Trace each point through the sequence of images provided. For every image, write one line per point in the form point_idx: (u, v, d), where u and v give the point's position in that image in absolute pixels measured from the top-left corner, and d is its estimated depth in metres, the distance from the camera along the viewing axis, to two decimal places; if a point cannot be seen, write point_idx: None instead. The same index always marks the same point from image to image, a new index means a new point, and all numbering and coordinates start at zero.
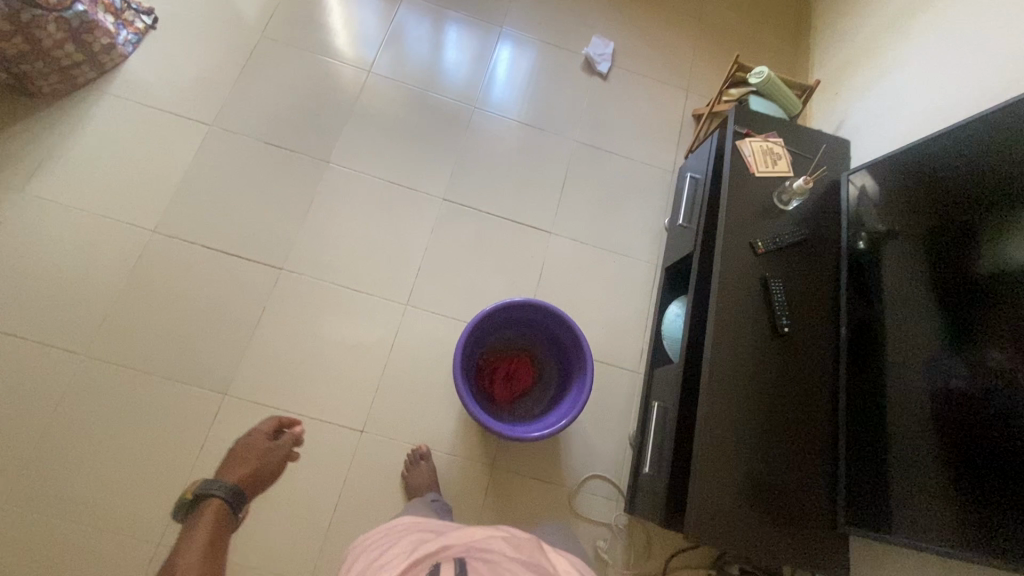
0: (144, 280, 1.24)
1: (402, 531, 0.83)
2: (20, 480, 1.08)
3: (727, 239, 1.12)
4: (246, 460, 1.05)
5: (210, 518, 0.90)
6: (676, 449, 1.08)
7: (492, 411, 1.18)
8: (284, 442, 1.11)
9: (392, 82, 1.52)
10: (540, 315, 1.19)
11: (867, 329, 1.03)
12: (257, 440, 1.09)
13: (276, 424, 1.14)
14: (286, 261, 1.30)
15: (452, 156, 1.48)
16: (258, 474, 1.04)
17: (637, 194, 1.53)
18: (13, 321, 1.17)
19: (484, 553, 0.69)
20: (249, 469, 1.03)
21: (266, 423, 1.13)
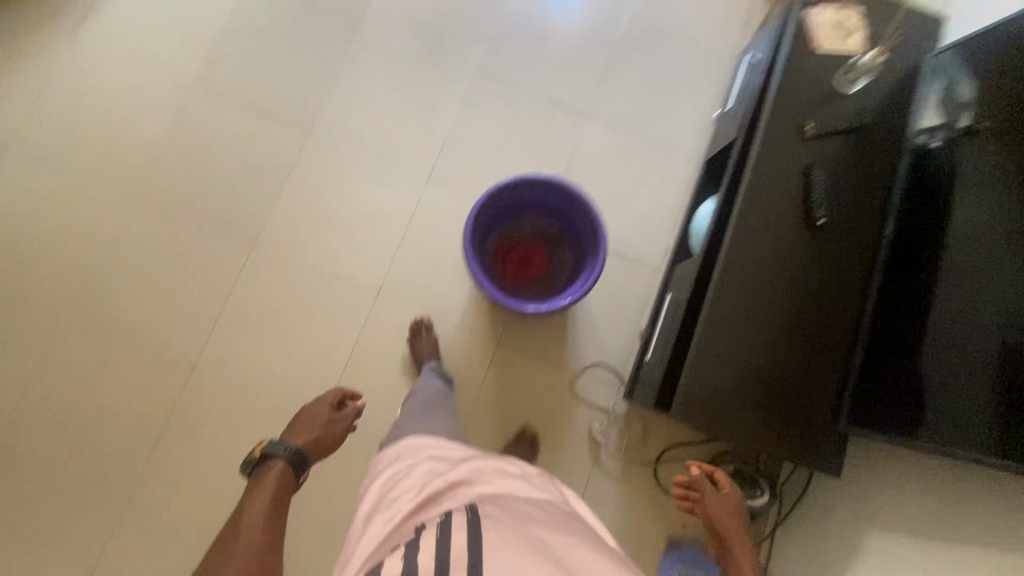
0: (183, 132, 1.30)
1: (415, 451, 0.85)
2: (83, 300, 1.23)
3: (772, 120, 1.01)
4: (309, 429, 0.95)
5: (275, 481, 0.81)
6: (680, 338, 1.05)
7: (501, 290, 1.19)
8: (348, 412, 0.99)
9: None
10: (558, 199, 1.15)
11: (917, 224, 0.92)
12: (323, 407, 0.99)
13: (340, 394, 1.02)
14: (315, 124, 1.32)
15: (489, 25, 1.39)
16: (318, 447, 0.93)
17: (686, 80, 1.40)
18: (73, 161, 1.28)
19: (501, 499, 0.70)
20: (314, 436, 0.93)
21: (330, 392, 1.02)
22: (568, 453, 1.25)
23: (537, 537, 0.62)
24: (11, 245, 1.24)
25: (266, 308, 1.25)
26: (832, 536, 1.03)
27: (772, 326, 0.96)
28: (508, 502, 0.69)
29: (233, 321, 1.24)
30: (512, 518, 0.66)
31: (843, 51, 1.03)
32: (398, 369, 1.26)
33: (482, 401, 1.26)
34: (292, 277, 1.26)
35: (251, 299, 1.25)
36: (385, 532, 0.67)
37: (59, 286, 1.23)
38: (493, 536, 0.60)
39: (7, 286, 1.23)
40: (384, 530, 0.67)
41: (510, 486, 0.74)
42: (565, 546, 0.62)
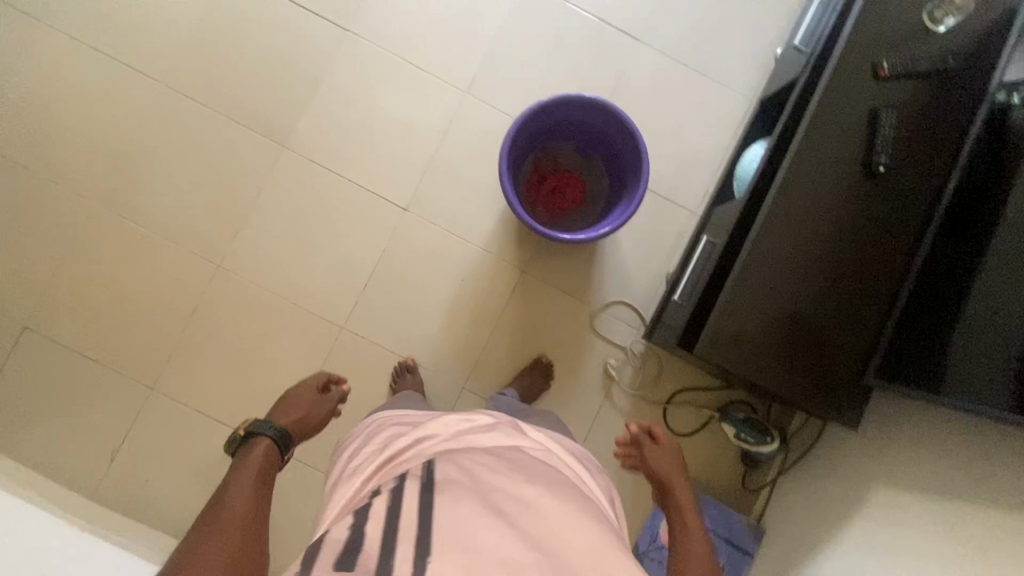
0: (217, 19, 1.24)
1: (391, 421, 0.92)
2: (113, 186, 1.23)
3: (846, 54, 0.93)
4: (294, 410, 0.97)
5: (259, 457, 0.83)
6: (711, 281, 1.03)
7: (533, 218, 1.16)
8: (332, 395, 1.02)
9: None
10: (599, 122, 1.10)
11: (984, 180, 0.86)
12: (307, 389, 1.01)
13: (326, 378, 1.05)
14: (353, 23, 1.25)
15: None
16: (302, 428, 0.96)
17: (751, 10, 1.29)
18: (102, 41, 1.23)
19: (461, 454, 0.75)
20: (298, 416, 0.96)
21: (315, 376, 1.05)
22: (581, 386, 1.26)
23: (492, 493, 0.67)
24: (42, 125, 1.22)
25: (292, 213, 1.23)
26: (833, 485, 1.06)
27: (809, 272, 0.93)
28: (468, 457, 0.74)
29: (259, 222, 1.23)
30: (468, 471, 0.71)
31: None
32: (419, 287, 1.25)
33: (500, 328, 1.26)
34: (320, 184, 1.24)
35: (278, 203, 1.23)
36: (349, 491, 0.74)
37: (88, 172, 1.23)
38: (447, 496, 0.64)
39: (38, 167, 1.22)
40: (348, 489, 0.74)
41: (473, 442, 0.79)
42: (520, 504, 0.66)
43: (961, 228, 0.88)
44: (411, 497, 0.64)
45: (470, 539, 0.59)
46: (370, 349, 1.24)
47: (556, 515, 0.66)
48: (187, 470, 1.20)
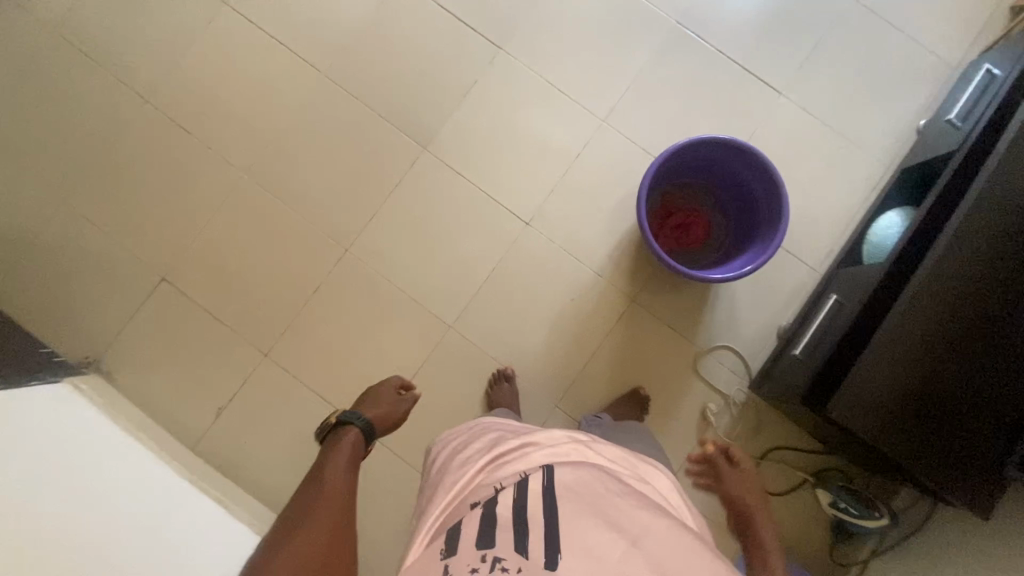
0: (383, 22, 1.33)
1: (491, 425, 0.90)
2: (262, 161, 1.31)
3: (1020, 135, 0.92)
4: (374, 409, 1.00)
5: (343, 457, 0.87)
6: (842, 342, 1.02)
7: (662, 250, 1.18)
8: (408, 397, 1.05)
9: None
10: (738, 167, 1.12)
11: None
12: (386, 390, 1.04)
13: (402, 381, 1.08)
14: (507, 43, 1.32)
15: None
16: (384, 424, 1.00)
17: (897, 80, 1.30)
18: (277, 28, 1.33)
19: (571, 465, 0.73)
20: (382, 411, 1.00)
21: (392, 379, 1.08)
22: (674, 425, 1.25)
23: (611, 510, 0.66)
24: (210, 96, 1.32)
25: (422, 211, 1.29)
26: (943, 573, 1.02)
27: (954, 346, 0.90)
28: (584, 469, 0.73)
29: (389, 215, 1.29)
30: (584, 486, 0.69)
31: None
32: (529, 300, 1.28)
33: (602, 352, 1.27)
34: (452, 187, 1.30)
35: (409, 199, 1.29)
36: (461, 482, 0.75)
37: (242, 145, 1.31)
38: (569, 507, 0.65)
39: (199, 133, 1.32)
40: (455, 490, 0.74)
41: (587, 451, 0.77)
42: (637, 521, 0.66)
43: None
44: (535, 502, 0.66)
45: (590, 547, 0.61)
46: (474, 353, 1.27)
47: (673, 543, 0.65)
48: (283, 439, 1.25)
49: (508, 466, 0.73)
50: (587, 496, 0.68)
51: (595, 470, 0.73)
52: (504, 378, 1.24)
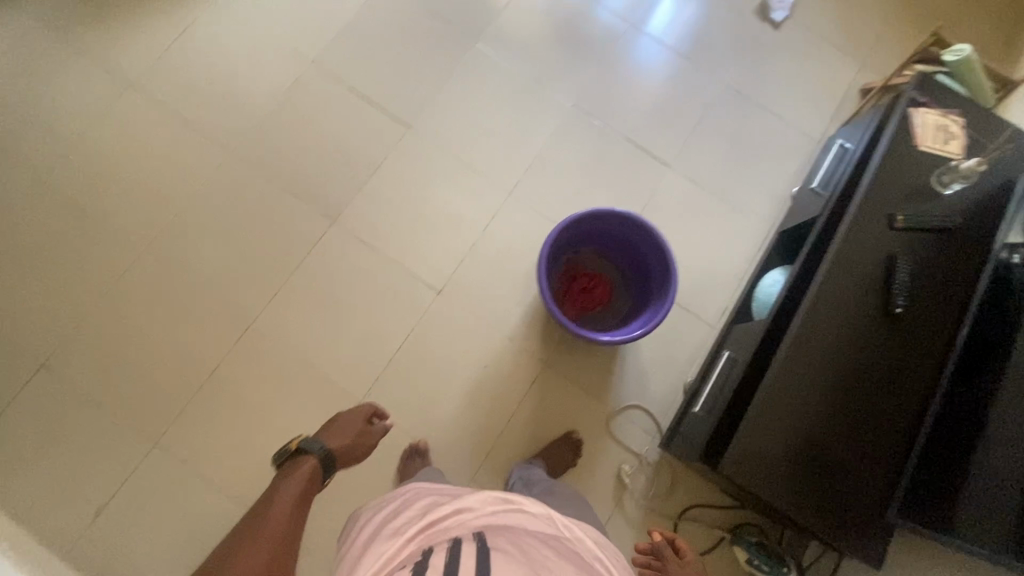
0: (294, 103, 1.37)
1: (422, 491, 0.80)
2: (161, 237, 1.27)
3: (864, 205, 1.03)
4: (343, 436, 0.97)
5: (302, 479, 0.84)
6: (734, 397, 1.06)
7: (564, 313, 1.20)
8: (378, 427, 1.01)
9: None
10: (631, 233, 1.18)
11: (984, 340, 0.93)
12: (356, 418, 1.00)
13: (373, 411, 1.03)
14: (417, 122, 1.39)
15: (592, 68, 1.47)
16: (345, 458, 0.95)
17: (770, 153, 1.45)
18: (185, 108, 1.34)
19: (506, 531, 0.67)
20: (345, 443, 0.95)
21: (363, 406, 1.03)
22: (592, 490, 1.23)
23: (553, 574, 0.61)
24: (109, 174, 1.29)
25: (331, 284, 1.28)
26: None
27: (829, 400, 0.95)
28: (518, 533, 0.67)
29: (297, 289, 1.27)
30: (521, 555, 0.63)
31: (943, 153, 1.05)
32: (442, 369, 1.26)
33: (518, 419, 1.26)
34: (362, 260, 1.30)
35: (318, 272, 1.28)
36: (389, 550, 0.64)
37: (140, 221, 1.28)
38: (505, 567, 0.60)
39: (95, 211, 1.27)
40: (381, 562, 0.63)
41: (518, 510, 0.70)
42: None
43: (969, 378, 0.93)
44: (469, 562, 0.59)
45: None
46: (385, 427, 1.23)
47: None
48: (172, 537, 1.14)
49: (442, 533, 0.65)
50: (527, 558, 0.63)
51: (531, 535, 0.67)
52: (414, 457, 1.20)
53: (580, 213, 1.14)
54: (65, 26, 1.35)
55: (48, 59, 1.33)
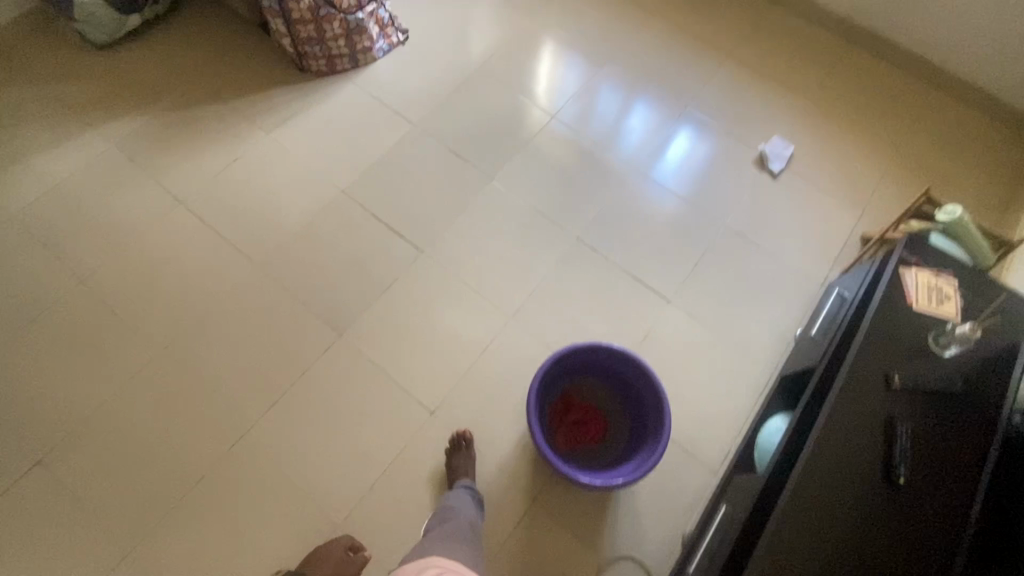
0: (320, 225, 1.49)
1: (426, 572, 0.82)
2: (177, 341, 1.35)
3: (858, 361, 1.02)
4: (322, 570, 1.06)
5: None
6: None
7: (554, 448, 1.17)
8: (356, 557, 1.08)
9: (568, 136, 1.68)
10: (628, 370, 1.18)
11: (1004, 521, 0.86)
12: (336, 549, 1.09)
13: (350, 543, 1.11)
14: (429, 246, 1.48)
15: (597, 205, 1.58)
16: None
17: (771, 294, 1.47)
18: (223, 225, 1.48)
19: None
20: None
21: (341, 541, 1.11)
22: None
23: None
24: (144, 280, 1.41)
25: (328, 398, 1.30)
26: None
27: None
28: None
29: (294, 400, 1.30)
30: None
31: (938, 314, 1.05)
32: (425, 496, 1.23)
33: (499, 560, 1.18)
34: (362, 375, 1.33)
35: (318, 384, 1.31)
36: None
37: (161, 325, 1.36)
38: None
39: (124, 313, 1.37)
40: None
41: None
42: None
43: None
44: None
45: None
46: None
47: None
48: None
49: None
50: None
51: None
52: (464, 443, 1.23)
53: (571, 347, 1.17)
54: (135, 151, 1.55)
55: (116, 178, 1.52)
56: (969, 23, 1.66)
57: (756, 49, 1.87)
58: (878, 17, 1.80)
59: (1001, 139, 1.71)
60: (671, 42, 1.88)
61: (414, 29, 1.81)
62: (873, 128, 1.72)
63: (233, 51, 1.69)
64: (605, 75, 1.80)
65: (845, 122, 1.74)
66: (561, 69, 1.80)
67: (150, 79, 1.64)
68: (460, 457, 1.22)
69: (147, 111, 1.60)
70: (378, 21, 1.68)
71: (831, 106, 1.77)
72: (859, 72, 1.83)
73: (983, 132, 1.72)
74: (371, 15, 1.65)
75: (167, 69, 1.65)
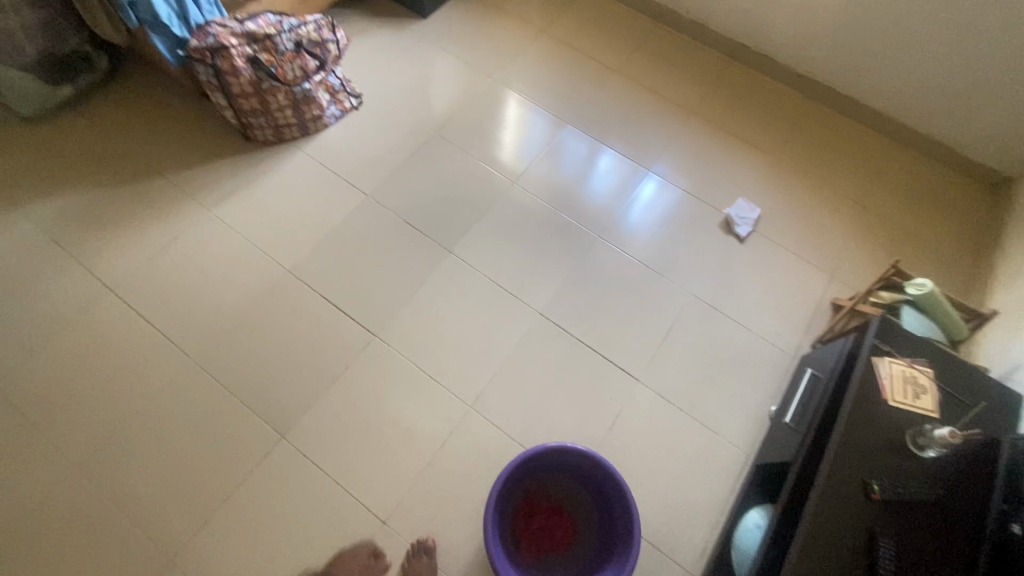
0: (264, 310, 1.40)
1: None
2: (98, 450, 1.22)
3: (835, 467, 0.95)
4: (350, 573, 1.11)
5: None
6: None
7: (516, 562, 1.07)
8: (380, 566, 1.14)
9: (537, 194, 1.64)
10: (596, 470, 1.11)
11: None
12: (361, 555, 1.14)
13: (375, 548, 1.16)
14: (382, 329, 1.40)
15: (567, 270, 1.52)
16: None
17: (744, 367, 1.41)
18: (156, 312, 1.37)
19: None
20: None
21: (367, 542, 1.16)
22: None
23: None
24: (63, 381, 1.28)
25: (269, 509, 1.19)
26: None
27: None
28: None
29: (233, 514, 1.18)
30: None
31: (918, 411, 1.00)
32: None
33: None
34: (307, 481, 1.22)
35: (258, 494, 1.20)
36: None
37: (81, 432, 1.24)
38: None
39: (38, 419, 1.24)
40: None
41: None
42: None
43: None
44: None
45: None
46: None
47: None
48: None
49: None
50: None
51: None
52: (423, 546, 1.15)
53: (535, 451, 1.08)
54: (62, 233, 1.44)
55: (38, 263, 1.40)
56: (926, 83, 1.66)
57: (720, 107, 1.85)
58: (837, 76, 1.80)
59: (964, 200, 1.71)
60: (633, 99, 1.85)
61: (369, 92, 1.74)
62: (837, 185, 1.71)
63: (175, 122, 1.60)
64: (573, 129, 1.77)
65: (810, 182, 1.71)
66: (528, 123, 1.76)
67: (83, 152, 1.54)
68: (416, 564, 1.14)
69: (78, 190, 1.49)
70: (328, 88, 1.61)
71: (797, 166, 1.74)
72: (821, 130, 1.82)
73: (945, 190, 1.73)
74: (319, 83, 1.57)
75: (102, 142, 1.56)
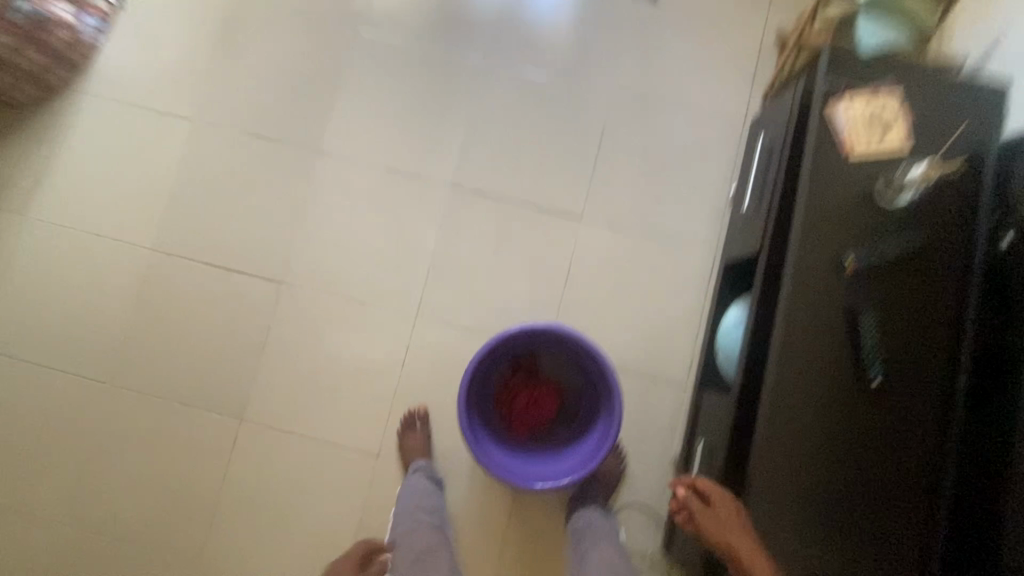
0: (153, 302, 1.21)
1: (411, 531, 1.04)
2: (73, 500, 1.17)
3: (804, 256, 0.83)
4: None
5: None
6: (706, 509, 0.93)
7: (505, 446, 1.07)
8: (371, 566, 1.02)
9: (422, 19, 1.26)
10: (566, 343, 1.04)
11: (997, 359, 0.78)
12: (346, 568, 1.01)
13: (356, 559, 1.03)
14: (288, 272, 1.21)
15: (486, 111, 1.25)
16: None
17: (694, 155, 1.22)
18: (41, 351, 1.20)
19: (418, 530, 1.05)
20: None
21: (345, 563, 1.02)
22: None
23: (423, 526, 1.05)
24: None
25: (266, 489, 1.16)
26: None
27: (832, 523, 0.81)
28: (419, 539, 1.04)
29: (233, 503, 1.16)
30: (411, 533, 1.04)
31: (882, 153, 0.83)
32: None
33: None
34: (287, 448, 1.17)
35: (246, 477, 1.17)
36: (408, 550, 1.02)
37: (45, 491, 1.17)
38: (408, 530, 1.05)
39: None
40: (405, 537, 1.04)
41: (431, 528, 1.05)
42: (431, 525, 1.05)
43: (989, 410, 0.78)
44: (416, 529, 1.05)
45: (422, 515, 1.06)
46: None
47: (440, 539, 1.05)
48: None
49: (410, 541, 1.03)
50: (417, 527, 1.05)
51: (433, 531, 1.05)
52: (415, 419, 1.15)
53: (491, 345, 0.99)
54: None
55: None
56: None
57: None
58: None
59: None
60: None
61: None
62: None
63: None
64: None
65: None
66: None
67: None
68: (410, 436, 1.14)
69: None
70: None
71: None
72: None
73: None
74: None
75: None
